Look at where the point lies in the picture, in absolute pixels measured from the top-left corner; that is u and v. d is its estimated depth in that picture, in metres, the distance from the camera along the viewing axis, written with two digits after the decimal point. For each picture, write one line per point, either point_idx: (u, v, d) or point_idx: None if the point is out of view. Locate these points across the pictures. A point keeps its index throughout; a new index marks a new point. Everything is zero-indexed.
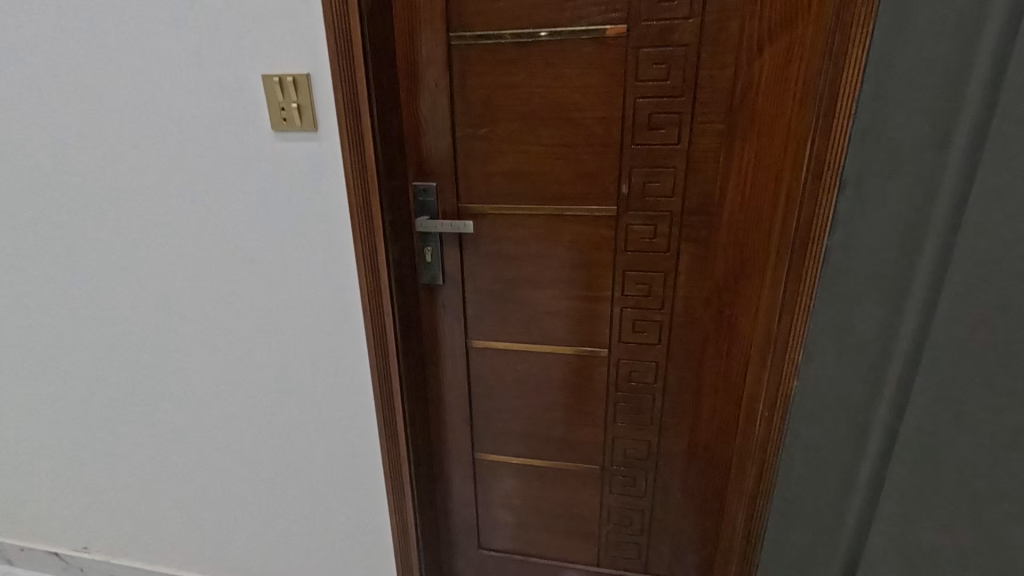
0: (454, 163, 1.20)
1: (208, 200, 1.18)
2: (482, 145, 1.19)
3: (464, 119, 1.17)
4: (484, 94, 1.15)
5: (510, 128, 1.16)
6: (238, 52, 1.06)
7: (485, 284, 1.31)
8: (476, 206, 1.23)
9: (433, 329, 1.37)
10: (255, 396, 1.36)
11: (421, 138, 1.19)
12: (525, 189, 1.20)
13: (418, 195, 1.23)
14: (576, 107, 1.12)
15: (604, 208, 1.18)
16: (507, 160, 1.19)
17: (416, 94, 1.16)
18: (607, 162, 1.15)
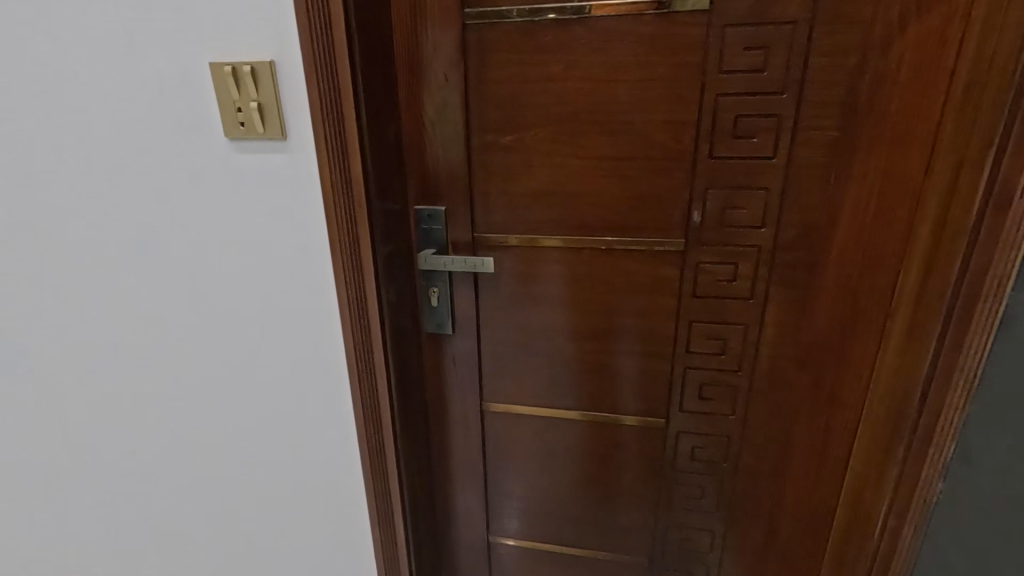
0: (469, 181, 0.92)
1: (145, 228, 0.90)
2: (506, 159, 0.90)
3: (482, 124, 0.89)
4: (509, 92, 0.87)
5: (543, 136, 0.88)
6: (180, 33, 0.78)
7: (506, 334, 1.02)
8: (497, 236, 0.95)
9: (439, 387, 1.08)
10: (210, 473, 1.06)
11: (425, 149, 0.91)
12: (562, 216, 0.92)
13: (421, 221, 0.95)
14: (633, 109, 0.84)
15: (666, 242, 0.90)
16: (539, 178, 0.91)
17: (418, 91, 0.88)
18: (672, 182, 0.86)
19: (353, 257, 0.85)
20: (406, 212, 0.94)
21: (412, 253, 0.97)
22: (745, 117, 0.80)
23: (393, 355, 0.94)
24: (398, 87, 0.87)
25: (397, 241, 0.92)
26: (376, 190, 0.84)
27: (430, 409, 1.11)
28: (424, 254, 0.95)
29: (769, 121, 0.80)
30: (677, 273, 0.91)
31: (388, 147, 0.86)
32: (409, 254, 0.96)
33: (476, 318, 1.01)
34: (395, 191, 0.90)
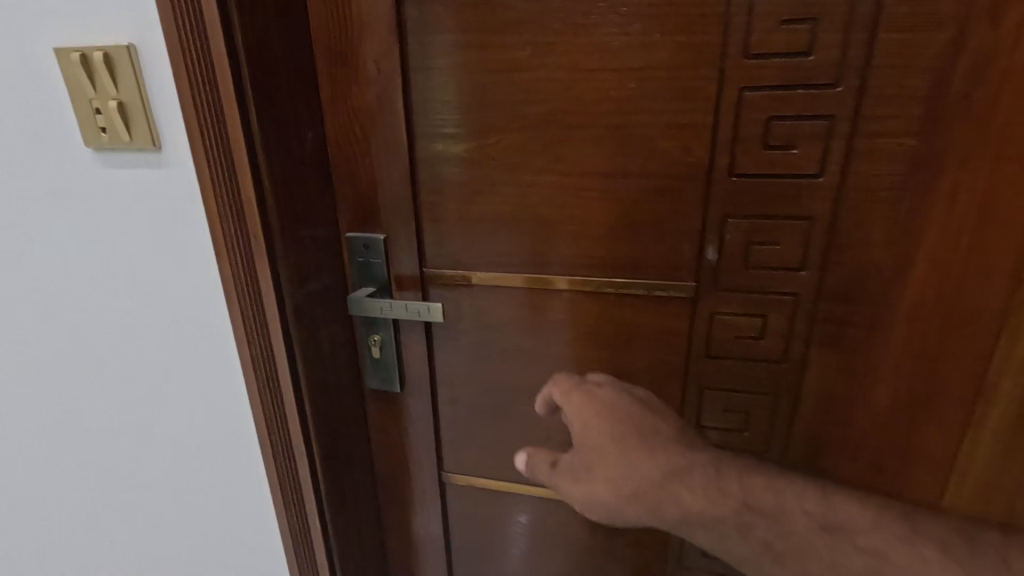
0: (415, 202, 0.71)
1: (1, 260, 0.70)
2: (460, 174, 0.69)
3: (428, 129, 0.68)
4: (461, 87, 0.65)
5: (507, 145, 0.66)
6: (15, 8, 0.58)
7: (468, 393, 0.81)
8: (452, 272, 0.74)
9: (388, 453, 0.88)
10: (113, 553, 0.87)
11: (357, 161, 0.70)
12: (535, 249, 0.70)
13: (356, 252, 0.74)
14: (627, 109, 0.62)
15: (672, 285, 0.67)
16: (505, 199, 0.69)
17: (343, 85, 0.67)
18: (680, 206, 0.64)
19: (256, 302, 0.65)
20: (335, 242, 0.73)
21: (347, 291, 0.76)
22: (781, 118, 0.58)
23: (319, 423, 0.74)
24: (320, 81, 0.67)
25: (322, 278, 0.71)
26: (283, 217, 0.64)
27: (379, 478, 0.90)
28: (355, 296, 0.74)
29: (814, 123, 0.58)
30: (686, 326, 0.69)
31: (302, 159, 0.66)
32: (342, 294, 0.76)
33: (431, 372, 0.80)
34: (318, 215, 0.70)
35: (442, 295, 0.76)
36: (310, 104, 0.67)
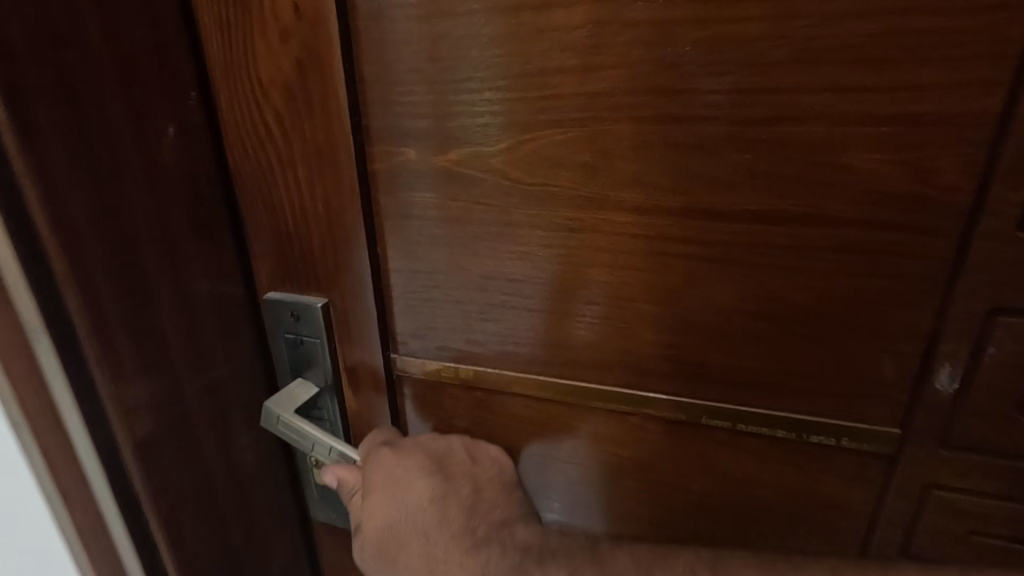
0: (371, 250, 0.40)
1: None
2: (447, 204, 0.38)
3: (392, 121, 0.37)
4: (450, 41, 0.34)
5: (537, 154, 0.35)
6: None
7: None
8: (439, 365, 0.43)
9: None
10: None
11: (271, 177, 0.40)
12: (583, 341, 0.39)
13: (279, 326, 0.44)
14: (794, 85, 0.29)
15: (849, 429, 0.35)
16: (530, 252, 0.37)
17: (241, 41, 0.36)
18: (887, 285, 0.32)
19: (70, 450, 0.35)
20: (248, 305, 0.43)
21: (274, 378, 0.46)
22: None
23: None
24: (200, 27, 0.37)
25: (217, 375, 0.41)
26: (114, 290, 0.34)
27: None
28: (274, 407, 0.42)
29: None
30: (867, 499, 0.37)
31: (156, 179, 0.36)
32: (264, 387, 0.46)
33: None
34: (202, 275, 0.40)
35: (424, 399, 0.44)
36: (179, 76, 0.36)
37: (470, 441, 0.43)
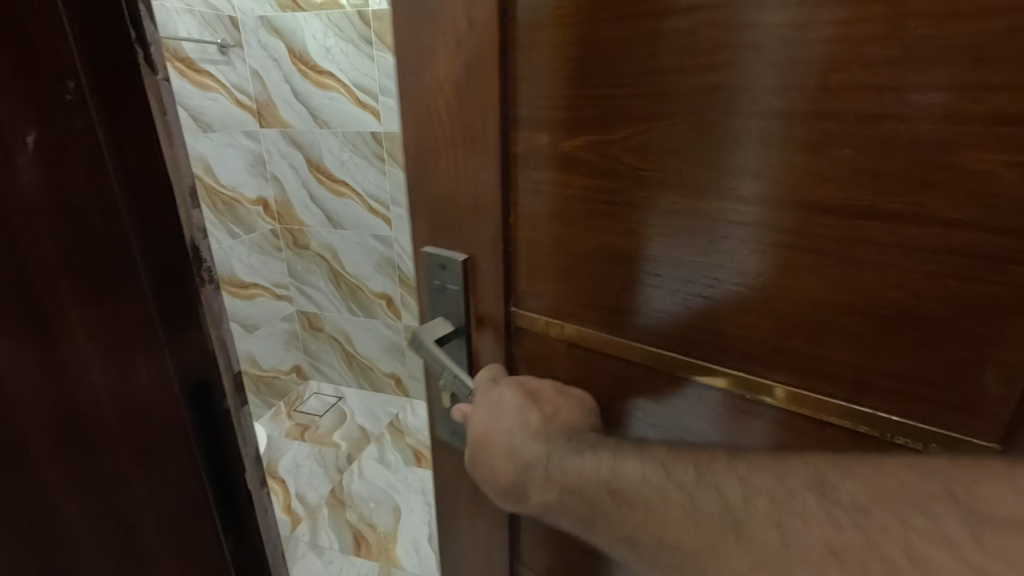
0: (507, 218, 0.48)
1: None
2: (567, 185, 0.44)
3: (532, 114, 0.44)
4: (582, 48, 0.40)
5: (648, 145, 0.39)
6: None
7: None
8: (547, 320, 0.50)
9: (454, 521, 0.62)
10: None
11: (439, 154, 0.50)
12: (677, 314, 0.42)
13: (432, 274, 0.55)
14: (906, 85, 0.30)
15: (941, 436, 0.34)
16: (639, 230, 0.42)
17: (429, 49, 0.47)
18: (995, 292, 0.31)
19: None
20: (165, 352, 0.31)
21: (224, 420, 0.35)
22: None
23: None
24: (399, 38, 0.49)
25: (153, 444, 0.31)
26: None
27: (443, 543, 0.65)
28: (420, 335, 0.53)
29: None
30: None
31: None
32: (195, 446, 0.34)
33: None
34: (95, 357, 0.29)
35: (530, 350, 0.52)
36: (46, 65, 0.25)
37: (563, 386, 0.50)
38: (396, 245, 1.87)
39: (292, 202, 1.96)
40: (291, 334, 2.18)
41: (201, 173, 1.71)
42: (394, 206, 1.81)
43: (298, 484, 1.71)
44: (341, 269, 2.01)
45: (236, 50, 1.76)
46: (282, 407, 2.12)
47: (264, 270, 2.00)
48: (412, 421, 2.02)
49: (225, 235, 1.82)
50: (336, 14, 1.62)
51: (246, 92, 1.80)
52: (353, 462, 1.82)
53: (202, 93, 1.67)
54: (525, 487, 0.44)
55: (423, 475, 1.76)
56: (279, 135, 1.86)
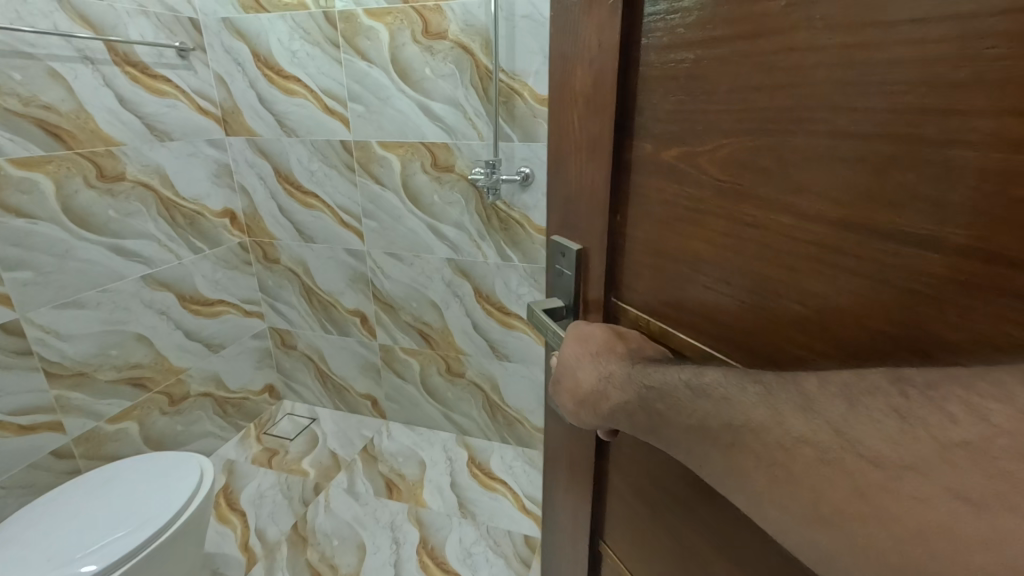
0: (612, 214, 0.50)
1: None
2: (664, 193, 0.44)
3: (640, 123, 0.45)
4: (687, 68, 0.39)
5: (729, 158, 0.37)
6: None
7: (636, 463, 0.53)
8: (638, 312, 0.50)
9: (556, 479, 0.71)
10: None
11: (570, 154, 0.54)
12: (736, 332, 0.39)
13: (556, 257, 0.60)
14: (980, 96, 0.24)
15: None
16: (707, 240, 0.40)
17: (571, 64, 0.51)
18: None
19: None
20: None
21: None
22: None
23: None
24: (558, 46, 0.54)
25: None
26: None
27: (546, 493, 0.76)
28: (534, 305, 0.59)
29: None
30: None
31: None
32: None
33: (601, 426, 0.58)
34: None
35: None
36: None
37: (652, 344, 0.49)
38: (369, 260, 1.82)
39: (261, 214, 1.89)
40: (263, 351, 2.11)
41: (158, 185, 1.60)
42: (364, 218, 1.76)
43: (259, 518, 1.62)
44: (313, 285, 1.95)
45: (196, 55, 1.68)
46: (251, 429, 2.06)
47: (231, 286, 1.92)
48: (386, 447, 1.95)
49: (186, 250, 1.72)
50: (303, 17, 1.56)
51: (207, 98, 1.73)
52: (321, 492, 1.73)
53: (159, 100, 1.58)
54: (606, 388, 0.45)
55: (394, 507, 1.67)
56: (244, 143, 1.80)
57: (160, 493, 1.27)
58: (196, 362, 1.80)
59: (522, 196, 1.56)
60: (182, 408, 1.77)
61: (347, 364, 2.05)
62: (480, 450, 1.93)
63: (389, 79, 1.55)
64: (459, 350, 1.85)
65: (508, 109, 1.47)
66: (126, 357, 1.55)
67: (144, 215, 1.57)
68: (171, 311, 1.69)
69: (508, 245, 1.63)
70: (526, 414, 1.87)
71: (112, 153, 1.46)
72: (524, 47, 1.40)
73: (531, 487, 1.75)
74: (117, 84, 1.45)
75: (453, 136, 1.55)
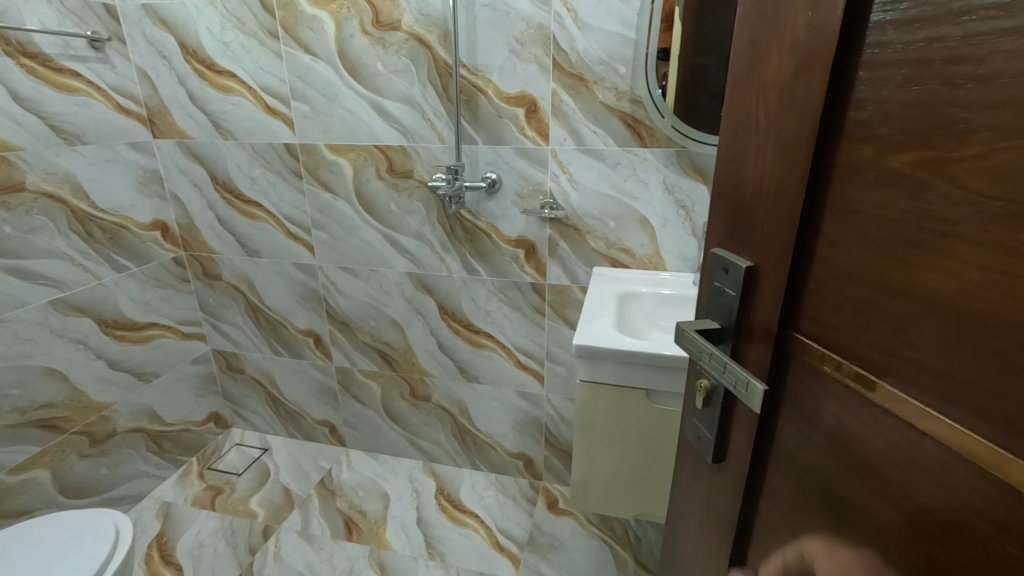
0: (795, 218, 0.35)
1: None
2: (882, 211, 0.29)
3: (858, 97, 0.30)
4: (955, 32, 0.25)
5: (1008, 168, 0.23)
6: None
7: (804, 529, 0.38)
8: (822, 351, 0.34)
9: (682, 528, 0.56)
10: None
11: (749, 156, 0.39)
12: (995, 415, 0.25)
13: (712, 273, 0.44)
14: None
15: None
16: (957, 268, 0.25)
17: (763, 46, 0.36)
18: None
19: None
20: None
21: None
22: None
23: None
24: None
25: None
26: None
27: (667, 539, 0.60)
28: (684, 327, 0.44)
29: None
30: None
31: None
32: None
33: (751, 465, 0.43)
34: None
35: (803, 383, 0.36)
36: None
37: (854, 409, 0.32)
38: (321, 275, 1.64)
39: (198, 225, 1.69)
40: (205, 377, 1.90)
41: (69, 195, 1.39)
42: (316, 230, 1.58)
43: (196, 572, 1.43)
44: (259, 303, 1.75)
45: (114, 46, 1.47)
46: (193, 464, 1.85)
47: (164, 307, 1.70)
48: (345, 479, 1.78)
49: (106, 268, 1.50)
50: (235, 4, 1.38)
51: (128, 95, 1.53)
52: (270, 537, 1.55)
53: (67, 98, 1.37)
54: None
55: (353, 551, 1.50)
56: (175, 146, 1.60)
57: (62, 566, 1.06)
58: (123, 395, 1.59)
59: (488, 205, 1.41)
60: (106, 449, 1.55)
61: (306, 391, 1.86)
62: (449, 478, 1.78)
63: (337, 75, 1.38)
64: (424, 372, 1.69)
65: (471, 109, 1.32)
66: (32, 396, 1.34)
67: (51, 231, 1.36)
68: (89, 339, 1.47)
69: (475, 258, 1.48)
70: (497, 438, 1.73)
71: (7, 159, 1.24)
72: (487, 39, 1.25)
73: (505, 520, 1.61)
74: (12, 78, 1.24)
75: (410, 139, 1.40)
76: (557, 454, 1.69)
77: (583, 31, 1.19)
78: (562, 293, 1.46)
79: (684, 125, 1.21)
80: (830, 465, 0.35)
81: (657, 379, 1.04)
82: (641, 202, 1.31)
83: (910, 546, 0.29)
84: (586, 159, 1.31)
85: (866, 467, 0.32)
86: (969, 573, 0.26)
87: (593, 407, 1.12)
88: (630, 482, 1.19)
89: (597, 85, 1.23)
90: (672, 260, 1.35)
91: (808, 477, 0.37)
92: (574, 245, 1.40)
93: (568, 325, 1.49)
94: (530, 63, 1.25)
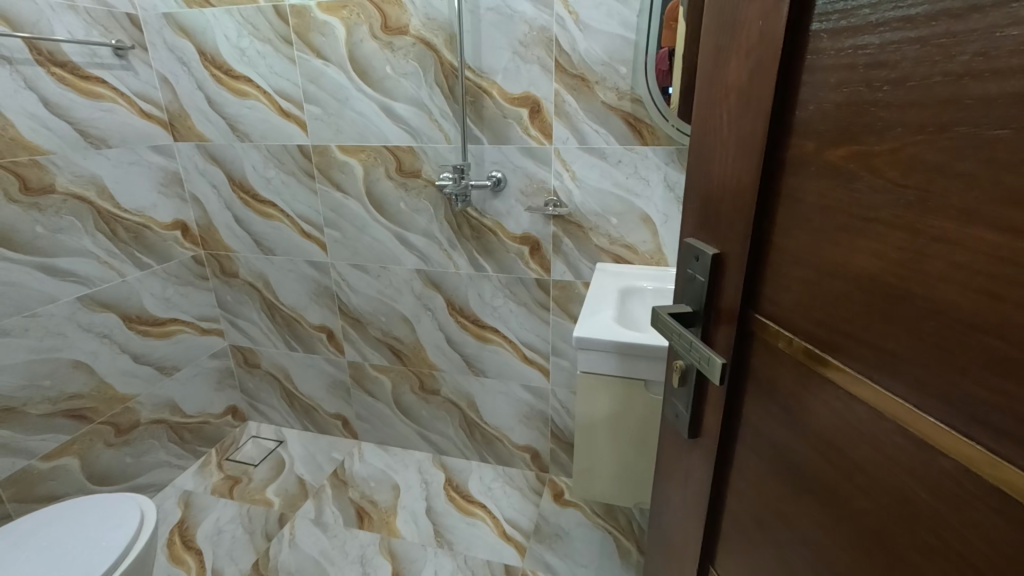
0: (754, 208, 0.38)
1: None
2: (822, 200, 0.33)
3: (801, 98, 0.33)
4: (875, 41, 0.28)
5: (916, 160, 0.26)
6: None
7: (766, 493, 0.41)
8: (778, 329, 0.38)
9: (666, 504, 0.59)
10: None
11: (714, 152, 0.42)
12: (909, 376, 0.28)
13: (686, 261, 0.47)
14: None
15: None
16: (878, 248, 0.29)
17: (724, 52, 0.40)
18: None
19: None
20: None
21: None
22: None
23: None
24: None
25: None
26: None
27: (653, 515, 0.63)
28: (659, 310, 0.47)
29: None
30: None
31: None
32: None
33: (723, 439, 0.46)
34: None
35: (764, 360, 0.40)
36: None
37: (803, 381, 0.36)
38: (333, 272, 1.70)
39: (216, 225, 1.76)
40: (223, 371, 1.97)
41: (95, 196, 1.46)
42: (328, 228, 1.63)
43: (216, 557, 1.49)
44: (275, 300, 1.81)
45: (137, 53, 1.54)
46: (212, 455, 1.92)
47: (184, 303, 1.78)
48: (357, 470, 1.83)
49: (130, 266, 1.58)
50: (250, 11, 1.43)
51: (150, 100, 1.60)
52: (286, 524, 1.61)
53: (93, 103, 1.44)
54: None
55: (365, 538, 1.56)
56: (194, 149, 1.67)
57: (92, 545, 1.13)
58: (145, 388, 1.66)
59: (494, 203, 1.45)
60: (131, 439, 1.62)
61: (319, 385, 1.92)
62: (457, 470, 1.83)
63: (348, 79, 1.43)
64: (433, 367, 1.74)
65: (476, 110, 1.36)
66: (62, 387, 1.41)
67: (79, 230, 1.43)
68: (114, 334, 1.54)
69: (481, 254, 1.52)
70: (505, 432, 1.77)
71: (39, 163, 1.32)
72: (491, 41, 1.29)
73: (512, 511, 1.65)
74: (43, 86, 1.31)
75: (418, 139, 1.44)
76: (563, 447, 1.72)
77: (584, 33, 1.23)
78: (566, 289, 1.49)
79: (684, 124, 1.24)
80: (786, 434, 0.38)
81: (655, 370, 1.07)
82: (642, 198, 1.34)
83: (851, 504, 0.32)
84: (588, 158, 1.34)
85: (814, 432, 0.35)
86: (890, 515, 0.30)
87: (596, 397, 1.15)
88: (632, 472, 1.22)
89: (598, 86, 1.26)
90: (673, 256, 1.38)
91: (769, 446, 0.40)
92: (577, 241, 1.43)
93: (572, 320, 1.52)
94: (533, 65, 1.28)
